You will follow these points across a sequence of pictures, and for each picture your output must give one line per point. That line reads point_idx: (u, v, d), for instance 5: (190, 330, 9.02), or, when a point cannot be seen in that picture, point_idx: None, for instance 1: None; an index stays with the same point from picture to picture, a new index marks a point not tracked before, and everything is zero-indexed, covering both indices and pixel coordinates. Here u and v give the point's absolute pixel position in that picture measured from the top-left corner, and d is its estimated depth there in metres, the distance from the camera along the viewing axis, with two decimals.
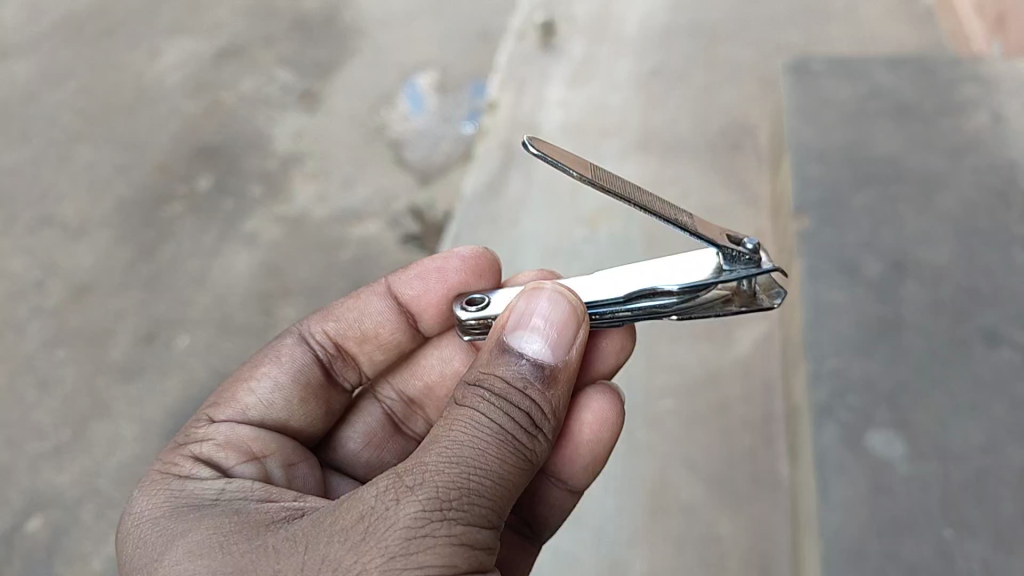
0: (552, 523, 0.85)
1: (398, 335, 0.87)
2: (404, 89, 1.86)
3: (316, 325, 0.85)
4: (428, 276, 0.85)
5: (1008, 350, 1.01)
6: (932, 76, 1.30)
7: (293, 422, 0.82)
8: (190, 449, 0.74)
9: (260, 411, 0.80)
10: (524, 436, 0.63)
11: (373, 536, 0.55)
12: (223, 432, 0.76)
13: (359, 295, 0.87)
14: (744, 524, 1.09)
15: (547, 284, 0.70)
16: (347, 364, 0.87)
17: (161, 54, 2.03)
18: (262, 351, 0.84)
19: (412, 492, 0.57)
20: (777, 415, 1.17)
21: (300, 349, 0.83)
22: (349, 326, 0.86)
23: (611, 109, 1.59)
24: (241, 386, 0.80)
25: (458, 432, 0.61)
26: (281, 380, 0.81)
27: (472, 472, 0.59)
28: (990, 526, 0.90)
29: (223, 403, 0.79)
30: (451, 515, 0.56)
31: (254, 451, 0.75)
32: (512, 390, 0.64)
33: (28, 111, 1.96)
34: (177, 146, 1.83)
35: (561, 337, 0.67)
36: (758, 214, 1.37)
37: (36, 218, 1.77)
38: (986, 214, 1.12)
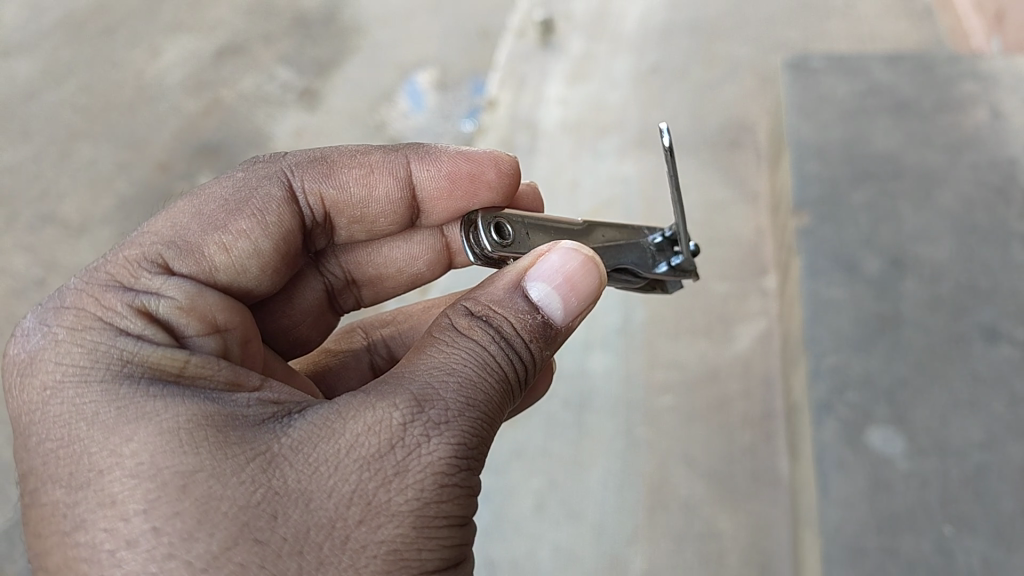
0: None
1: (393, 227, 0.80)
2: (403, 87, 1.86)
3: (313, 182, 0.74)
4: (454, 177, 0.78)
5: (1007, 347, 1.01)
6: (931, 73, 1.30)
7: (258, 291, 0.73)
8: (141, 300, 0.63)
9: (226, 274, 0.69)
10: (521, 387, 0.63)
11: (406, 472, 0.54)
12: (180, 289, 0.65)
13: (373, 169, 0.76)
14: (744, 520, 1.09)
15: (573, 242, 0.66)
16: (325, 230, 0.78)
17: (162, 52, 2.03)
18: (235, 187, 0.70)
19: (443, 430, 0.55)
20: (777, 411, 1.17)
21: (288, 210, 0.72)
22: (349, 201, 0.77)
23: (610, 107, 1.60)
24: (210, 236, 0.68)
25: (476, 368, 0.59)
26: (262, 244, 0.70)
27: (489, 418, 0.58)
28: (989, 523, 0.90)
29: (185, 251, 0.67)
30: (473, 463, 0.56)
31: (217, 322, 0.66)
32: (519, 337, 0.61)
33: (29, 109, 1.96)
34: (178, 144, 1.84)
35: (574, 305, 0.63)
36: (757, 211, 1.38)
37: (37, 216, 1.77)
38: (985, 211, 1.13)
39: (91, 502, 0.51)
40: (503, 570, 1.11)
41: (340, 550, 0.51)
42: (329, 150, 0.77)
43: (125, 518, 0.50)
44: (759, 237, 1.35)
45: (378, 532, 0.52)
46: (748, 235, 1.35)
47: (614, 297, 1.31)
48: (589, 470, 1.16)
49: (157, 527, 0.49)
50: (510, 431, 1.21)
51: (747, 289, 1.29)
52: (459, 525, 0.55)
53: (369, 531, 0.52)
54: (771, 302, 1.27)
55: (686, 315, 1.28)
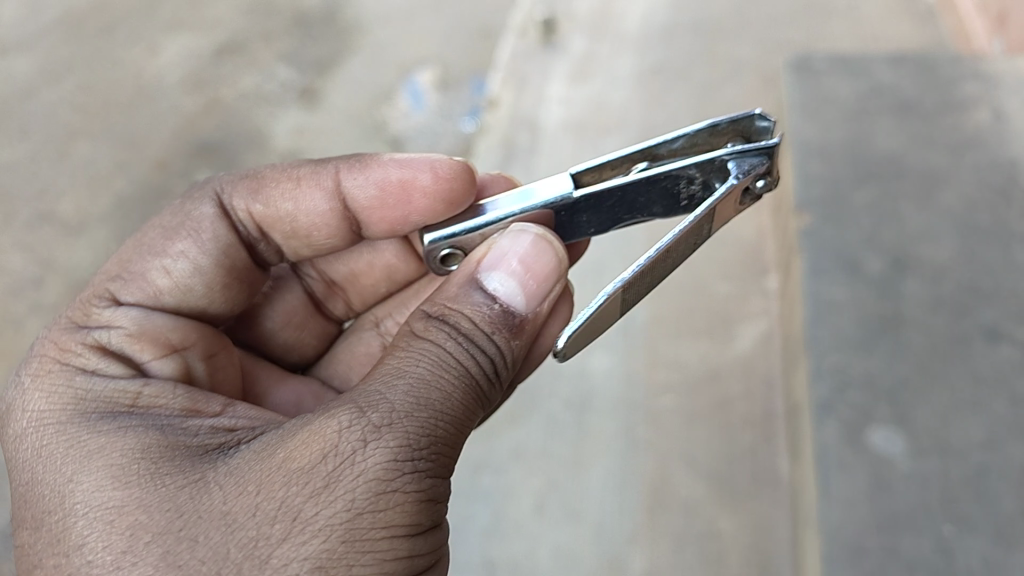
0: None
1: (332, 240, 0.83)
2: (404, 86, 1.85)
3: (242, 199, 0.79)
4: (385, 187, 0.78)
5: (1009, 347, 1.01)
6: (934, 73, 1.30)
7: (212, 309, 0.79)
8: (98, 336, 0.70)
9: (174, 296, 0.76)
10: (487, 382, 0.63)
11: (338, 484, 0.54)
12: (131, 319, 0.72)
13: (301, 182, 0.79)
14: (744, 521, 1.09)
15: (531, 226, 0.68)
16: (271, 245, 0.83)
17: (161, 51, 2.02)
18: (173, 217, 0.78)
19: (381, 435, 0.56)
20: (778, 411, 1.17)
21: (218, 225, 0.78)
22: (280, 215, 0.80)
23: (612, 107, 1.59)
24: (152, 263, 0.75)
25: (425, 371, 0.60)
26: (199, 262, 0.76)
27: (439, 418, 0.58)
28: (990, 523, 0.90)
29: (131, 282, 0.75)
30: (418, 467, 0.56)
31: (172, 343, 0.73)
32: (479, 332, 0.64)
33: (28, 108, 1.96)
34: (177, 142, 1.83)
35: (537, 288, 0.66)
36: (759, 212, 1.37)
37: (34, 214, 1.77)
38: (987, 212, 1.12)
39: (45, 538, 0.58)
40: (503, 570, 1.10)
41: (262, 569, 0.52)
42: (266, 168, 0.81)
43: (68, 554, 0.56)
44: (761, 237, 1.34)
45: (302, 548, 0.52)
46: (750, 235, 1.35)
47: None
48: (589, 470, 1.15)
49: (92, 560, 0.55)
50: (510, 430, 1.21)
51: (749, 289, 1.29)
52: (405, 535, 0.54)
53: (294, 547, 0.52)
54: (772, 302, 1.27)
55: (688, 314, 1.27)
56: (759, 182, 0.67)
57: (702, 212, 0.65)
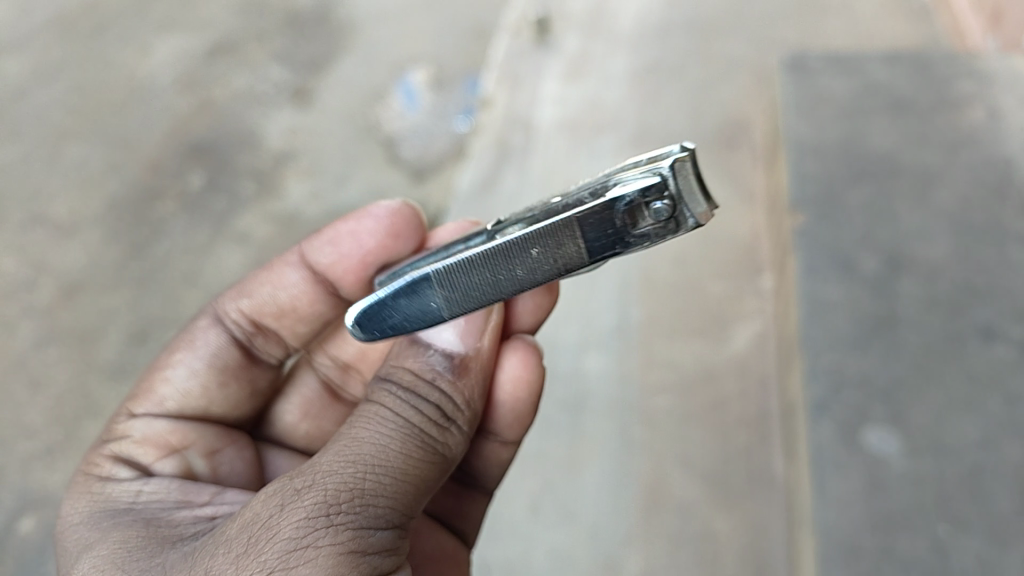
0: (492, 472, 0.84)
1: (316, 306, 0.86)
2: (398, 86, 1.84)
3: (230, 302, 0.85)
4: (338, 243, 0.83)
5: (1003, 346, 1.01)
6: (928, 71, 1.29)
7: (215, 407, 0.83)
8: (113, 448, 0.77)
9: (178, 400, 0.81)
10: (433, 430, 0.66)
11: (253, 550, 0.54)
12: (141, 428, 0.78)
13: (274, 269, 0.86)
14: (739, 521, 1.09)
15: None
16: (267, 338, 0.87)
17: (154, 51, 2.02)
18: (179, 338, 0.85)
19: (300, 496, 0.57)
20: (773, 410, 1.16)
21: (213, 330, 0.84)
22: (263, 302, 0.85)
23: (606, 106, 1.59)
24: (159, 376, 0.82)
25: (363, 431, 0.63)
26: (197, 367, 0.82)
27: (367, 472, 0.59)
28: (985, 523, 0.89)
29: (141, 396, 0.81)
30: (337, 520, 0.56)
31: (173, 444, 0.78)
32: (421, 384, 0.68)
33: (20, 108, 1.95)
34: (170, 143, 1.82)
35: (470, 323, 0.72)
36: (753, 211, 1.37)
37: (27, 216, 1.76)
38: (981, 210, 1.12)
39: None
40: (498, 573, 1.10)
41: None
42: (252, 273, 0.88)
43: None
44: (755, 237, 1.34)
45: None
46: (745, 234, 1.34)
47: (612, 295, 1.30)
48: (584, 471, 1.15)
49: None
50: None
51: (743, 289, 1.28)
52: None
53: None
54: (767, 302, 1.26)
55: (683, 314, 1.27)
56: (654, 206, 0.56)
57: (556, 221, 0.58)
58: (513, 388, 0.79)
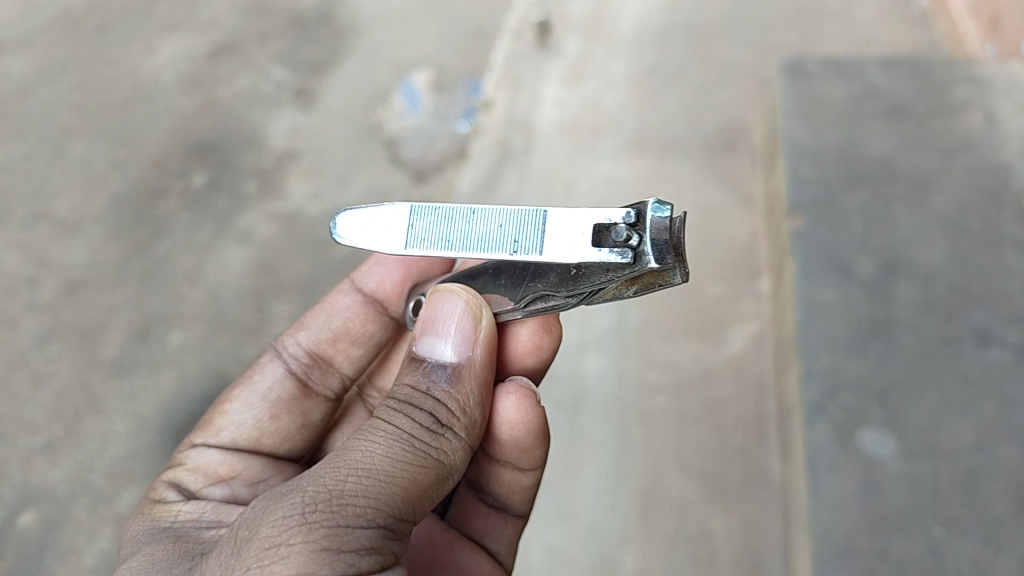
0: (515, 499, 0.84)
1: (368, 325, 0.92)
2: (399, 87, 1.85)
3: (289, 336, 0.92)
4: (386, 262, 0.92)
5: (999, 350, 1.01)
6: (926, 77, 1.31)
7: (266, 439, 0.87)
8: (170, 476, 0.81)
9: (233, 433, 0.86)
10: (427, 436, 0.66)
11: (238, 547, 0.56)
12: (196, 458, 0.83)
13: (326, 299, 0.94)
14: (735, 522, 1.09)
15: (443, 287, 0.75)
16: (324, 370, 0.92)
17: (157, 50, 2.03)
18: (239, 379, 0.91)
19: (283, 499, 0.58)
20: (770, 412, 1.17)
21: (274, 364, 0.90)
22: (319, 330, 0.92)
23: (606, 109, 1.60)
24: (218, 411, 0.88)
25: (355, 438, 0.64)
26: (254, 401, 0.88)
27: (350, 474, 0.60)
28: (979, 524, 0.90)
29: (202, 429, 0.87)
30: (312, 519, 0.56)
31: (221, 473, 0.82)
32: (418, 395, 0.69)
33: (24, 106, 1.96)
34: (172, 142, 1.83)
35: (459, 332, 0.72)
36: (752, 214, 1.38)
37: (30, 213, 1.77)
38: (978, 215, 1.13)
39: None
40: None
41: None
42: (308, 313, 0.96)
43: None
44: (753, 240, 1.35)
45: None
46: (744, 237, 1.35)
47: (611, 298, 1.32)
48: (581, 471, 1.16)
49: None
50: None
51: (741, 292, 1.29)
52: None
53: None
54: (765, 305, 1.27)
55: (681, 316, 1.28)
56: (622, 236, 0.57)
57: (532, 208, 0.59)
58: (512, 430, 0.78)
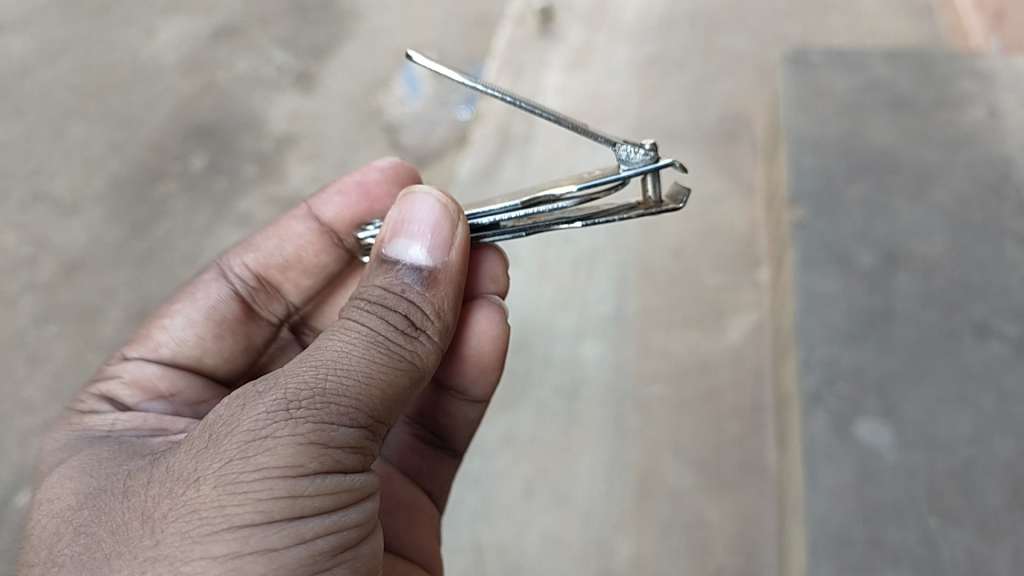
0: (459, 433, 0.87)
1: (321, 256, 0.89)
2: (401, 72, 1.84)
3: (235, 257, 0.88)
4: (346, 192, 0.88)
5: (997, 342, 1.01)
6: (929, 70, 1.30)
7: (207, 360, 0.85)
8: (104, 386, 0.80)
9: (171, 349, 0.84)
10: (399, 338, 0.65)
11: (216, 443, 0.56)
12: (132, 371, 0.81)
13: (280, 223, 0.90)
14: (731, 510, 1.09)
15: (419, 188, 0.73)
16: (269, 295, 0.89)
17: (158, 32, 2.02)
18: (177, 292, 0.89)
19: (262, 397, 0.58)
20: (767, 402, 1.17)
21: (217, 284, 0.87)
22: (269, 255, 0.89)
23: (608, 96, 1.59)
24: (155, 325, 0.85)
25: (326, 339, 0.64)
26: (194, 317, 0.85)
27: (329, 373, 0.60)
28: (975, 515, 0.90)
29: (137, 342, 0.85)
30: (297, 415, 0.57)
31: (161, 390, 0.81)
32: (390, 299, 0.67)
33: (24, 86, 1.95)
34: (173, 125, 1.83)
35: (434, 238, 0.69)
36: (753, 205, 1.38)
37: (28, 194, 1.76)
38: (979, 208, 1.13)
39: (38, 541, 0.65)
40: (492, 554, 1.10)
41: (144, 523, 0.54)
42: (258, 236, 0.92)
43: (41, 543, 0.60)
44: (753, 230, 1.35)
45: (181, 499, 0.54)
46: (744, 228, 1.35)
47: (610, 285, 1.31)
48: (578, 457, 1.16)
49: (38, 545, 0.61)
50: (501, 416, 1.21)
51: (740, 282, 1.29)
52: (279, 476, 0.54)
53: (174, 501, 0.54)
54: (763, 295, 1.27)
55: (680, 305, 1.28)
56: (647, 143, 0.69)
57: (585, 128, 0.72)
58: (480, 343, 0.79)
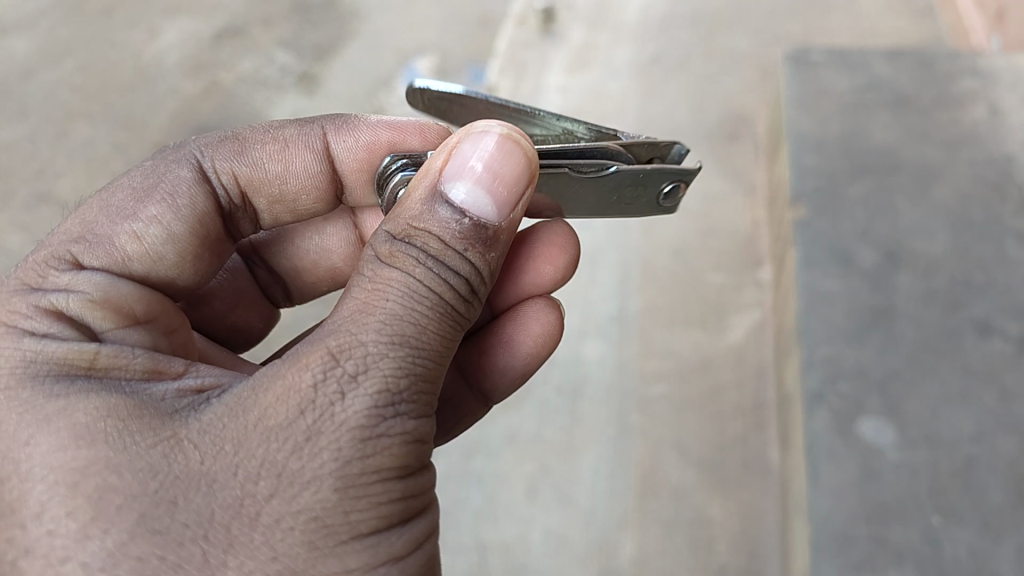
0: (456, 430, 0.79)
1: (320, 205, 0.76)
2: (403, 73, 1.85)
3: (223, 161, 0.71)
4: (377, 146, 0.74)
5: (999, 341, 1.01)
6: (930, 69, 1.30)
7: (180, 281, 0.70)
8: (50, 300, 0.60)
9: (143, 264, 0.67)
10: (461, 306, 0.56)
11: (314, 438, 0.49)
12: (94, 282, 0.62)
13: (287, 143, 0.72)
14: (733, 509, 1.10)
15: (493, 123, 0.57)
16: (248, 217, 0.74)
17: (161, 33, 2.03)
18: (144, 175, 0.68)
19: (359, 383, 0.50)
20: (769, 401, 1.18)
21: (197, 188, 0.69)
22: (266, 179, 0.72)
23: (608, 96, 1.59)
24: (120, 226, 0.66)
25: (395, 306, 0.53)
26: (173, 226, 0.67)
27: (418, 354, 0.52)
28: (977, 514, 0.90)
29: (94, 244, 0.65)
30: (403, 407, 0.51)
31: (136, 316, 0.63)
32: (450, 253, 0.55)
33: (27, 87, 1.95)
34: (176, 126, 1.83)
35: (508, 194, 0.55)
36: (755, 204, 1.38)
37: (33, 194, 1.76)
38: (980, 207, 1.13)
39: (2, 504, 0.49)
40: (496, 552, 1.11)
41: (252, 527, 0.47)
42: (246, 129, 0.74)
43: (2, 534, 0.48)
44: (755, 230, 1.35)
45: (293, 503, 0.48)
46: (746, 227, 1.35)
47: (613, 285, 1.32)
48: (581, 455, 1.16)
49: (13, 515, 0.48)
50: (504, 416, 1.21)
51: (742, 281, 1.30)
52: (395, 478, 0.50)
53: (283, 505, 0.47)
54: (765, 294, 1.28)
55: (682, 304, 1.28)
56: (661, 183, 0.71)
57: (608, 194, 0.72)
58: (536, 345, 0.77)
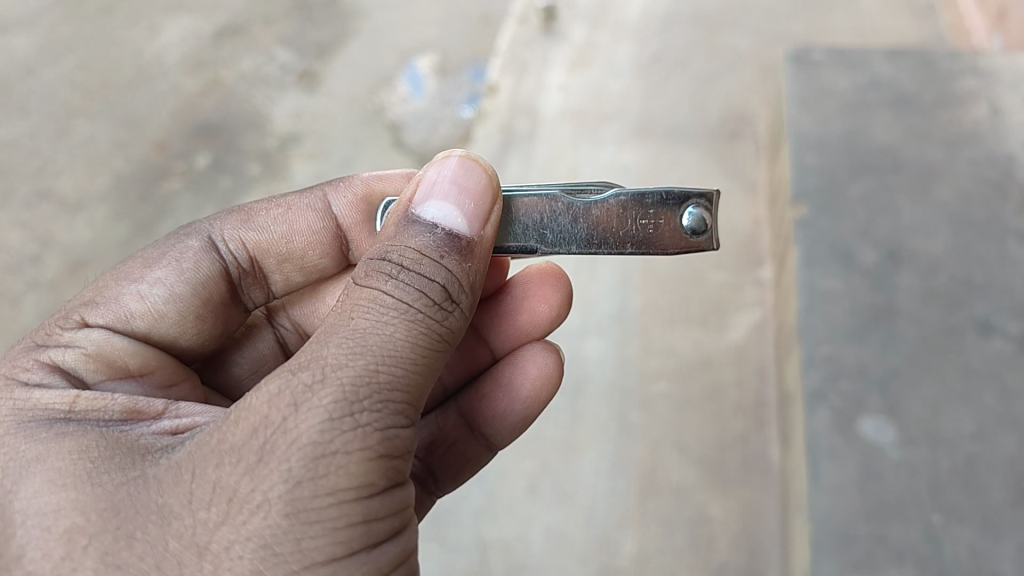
0: (461, 476, 0.77)
1: (326, 260, 0.75)
2: (404, 72, 1.84)
3: (231, 229, 0.71)
4: (371, 198, 0.74)
5: (1000, 340, 1.01)
6: (931, 68, 1.30)
7: (183, 340, 0.68)
8: (49, 355, 0.61)
9: (146, 323, 0.66)
10: (437, 315, 0.53)
11: (266, 458, 0.46)
12: (94, 339, 0.63)
13: (291, 206, 0.73)
14: (733, 507, 1.10)
15: (457, 154, 0.60)
16: (256, 282, 0.74)
17: (161, 31, 2.03)
18: (156, 246, 0.69)
19: (314, 394, 0.47)
20: (769, 400, 1.18)
21: (205, 254, 0.69)
22: (273, 240, 0.72)
23: (609, 94, 1.60)
24: (127, 288, 0.66)
25: (362, 318, 0.51)
26: (176, 287, 0.67)
27: (382, 364, 0.50)
28: (978, 512, 0.90)
29: (99, 304, 0.65)
30: (362, 419, 0.48)
31: (129, 368, 0.64)
32: (424, 264, 0.54)
33: (27, 85, 1.95)
34: (177, 124, 1.83)
35: (476, 208, 0.57)
36: (756, 203, 1.38)
37: (33, 192, 1.76)
38: (981, 206, 1.13)
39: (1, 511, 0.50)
40: (495, 551, 1.10)
41: (201, 557, 0.45)
42: (251, 203, 0.74)
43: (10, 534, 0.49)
44: (757, 229, 1.35)
45: (241, 530, 0.45)
46: (747, 226, 1.35)
47: (613, 285, 1.31)
48: (581, 455, 1.16)
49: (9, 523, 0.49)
50: None
51: (743, 281, 1.29)
52: (352, 499, 0.46)
53: (232, 531, 0.45)
54: (766, 293, 1.28)
55: (682, 304, 1.28)
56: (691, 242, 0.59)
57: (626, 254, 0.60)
58: (535, 388, 0.74)
